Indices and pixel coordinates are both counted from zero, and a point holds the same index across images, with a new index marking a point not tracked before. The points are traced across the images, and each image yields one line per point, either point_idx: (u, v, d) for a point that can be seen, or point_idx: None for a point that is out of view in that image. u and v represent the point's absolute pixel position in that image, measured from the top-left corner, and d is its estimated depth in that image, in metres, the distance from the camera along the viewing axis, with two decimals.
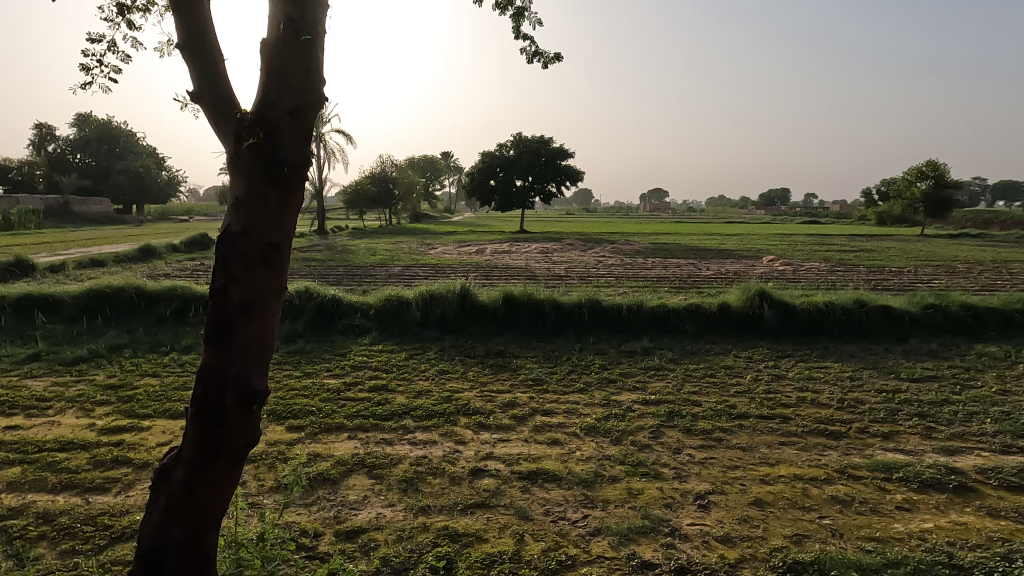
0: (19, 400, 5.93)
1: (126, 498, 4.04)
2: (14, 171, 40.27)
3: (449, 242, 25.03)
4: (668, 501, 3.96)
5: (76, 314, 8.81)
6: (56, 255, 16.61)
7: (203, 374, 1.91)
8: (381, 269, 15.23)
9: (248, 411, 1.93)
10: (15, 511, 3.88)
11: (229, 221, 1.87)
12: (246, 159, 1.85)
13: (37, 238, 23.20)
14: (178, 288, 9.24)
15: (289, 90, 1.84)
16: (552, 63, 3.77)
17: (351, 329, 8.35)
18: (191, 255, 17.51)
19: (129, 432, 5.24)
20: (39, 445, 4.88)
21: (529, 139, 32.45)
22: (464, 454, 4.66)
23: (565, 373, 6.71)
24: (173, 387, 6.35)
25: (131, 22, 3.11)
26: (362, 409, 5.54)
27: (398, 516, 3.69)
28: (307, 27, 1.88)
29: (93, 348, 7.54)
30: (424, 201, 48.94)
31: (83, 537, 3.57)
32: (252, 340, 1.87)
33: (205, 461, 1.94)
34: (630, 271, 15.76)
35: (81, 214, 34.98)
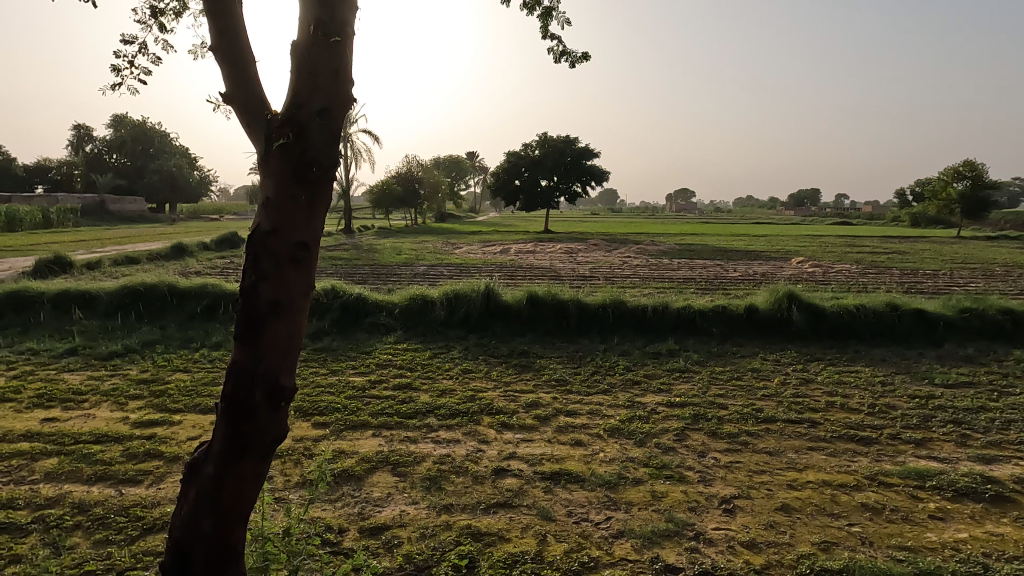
0: (56, 393, 6.11)
1: (157, 491, 4.14)
2: (53, 170, 42.18)
3: (474, 242, 25.18)
4: (693, 504, 3.92)
5: (111, 310, 9.05)
6: (93, 252, 17.14)
7: (232, 371, 1.95)
8: (406, 268, 15.34)
9: (278, 407, 1.96)
10: (52, 500, 4.00)
11: (259, 221, 1.91)
12: (276, 159, 1.87)
13: (74, 235, 24.01)
14: (209, 285, 9.44)
15: (318, 91, 1.86)
16: (579, 63, 3.72)
17: (376, 327, 8.45)
18: (223, 253, 17.86)
19: (161, 426, 5.36)
20: (75, 438, 5.01)
21: (554, 139, 32.38)
22: (487, 453, 4.67)
23: (589, 374, 6.68)
24: (203, 382, 6.48)
25: (163, 25, 3.18)
26: (387, 407, 5.59)
27: (422, 514, 3.72)
28: (336, 29, 1.89)
29: (127, 344, 7.73)
30: (450, 200, 49.28)
31: (116, 527, 3.66)
32: (280, 338, 1.90)
33: (233, 456, 1.97)
34: (655, 271, 15.69)
35: (116, 213, 36.04)
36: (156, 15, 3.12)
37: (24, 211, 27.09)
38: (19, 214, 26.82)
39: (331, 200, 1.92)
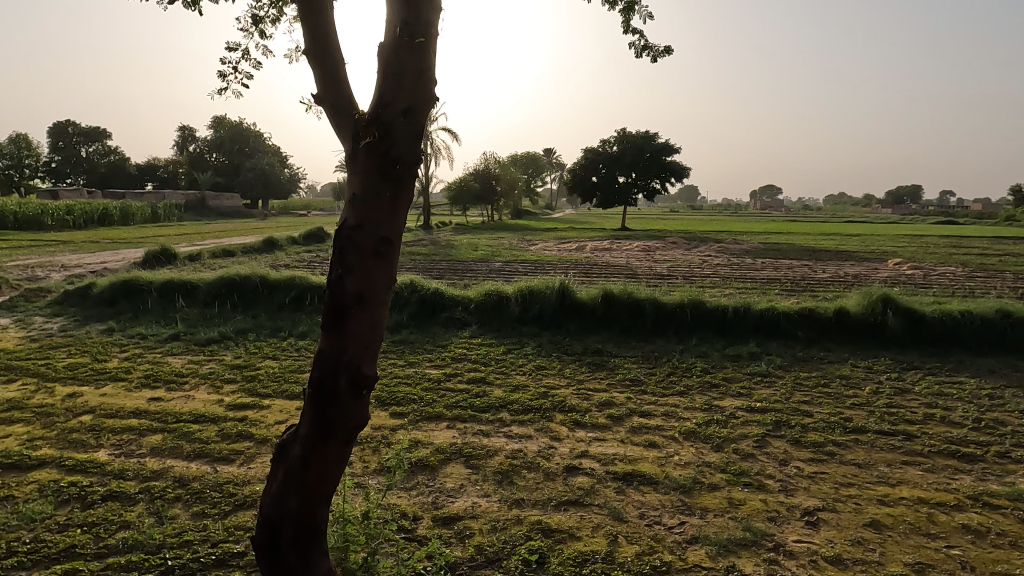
0: (161, 375, 6.62)
1: (248, 470, 4.41)
2: (162, 169, 45.63)
3: (549, 238, 25.18)
4: (773, 514, 3.77)
5: (209, 299, 9.69)
6: (195, 245, 18.42)
7: (318, 358, 2.04)
8: (483, 264, 15.55)
9: (360, 394, 2.03)
10: (156, 473, 4.34)
11: (346, 216, 1.99)
12: (362, 156, 1.94)
13: (179, 229, 25.90)
14: (297, 277, 9.92)
15: (403, 91, 1.91)
16: (661, 57, 3.63)
17: (452, 322, 8.63)
18: (310, 248, 18.72)
19: (251, 409, 5.70)
20: (176, 417, 5.42)
21: (634, 134, 31.82)
22: (559, 450, 4.67)
23: (664, 375, 6.54)
24: (290, 370, 6.84)
25: (263, 32, 3.36)
26: (461, 400, 5.70)
27: (494, 507, 3.77)
28: (421, 30, 1.94)
29: (223, 331, 8.27)
30: (527, 197, 49.45)
31: (211, 502, 3.93)
32: (364, 328, 1.97)
33: (318, 439, 2.05)
34: (737, 271, 15.13)
35: (216, 208, 38.55)
36: (257, 22, 3.31)
37: (135, 206, 29.47)
38: (132, 209, 29.20)
39: (413, 196, 1.97)
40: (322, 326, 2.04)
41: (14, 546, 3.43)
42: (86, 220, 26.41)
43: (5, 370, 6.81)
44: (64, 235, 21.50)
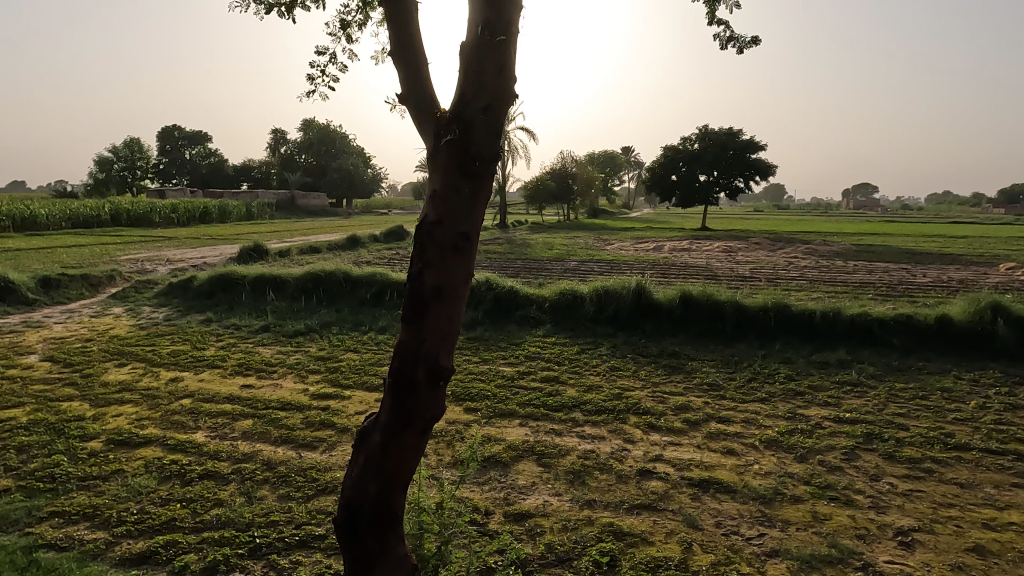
0: (253, 364, 7.04)
1: (329, 457, 4.61)
2: (256, 170, 48.40)
3: (625, 238, 24.82)
4: (862, 532, 3.55)
5: (297, 293, 10.20)
6: (285, 241, 19.44)
7: (398, 349, 2.10)
8: (558, 263, 15.52)
9: (438, 385, 2.08)
10: (247, 455, 4.63)
11: (427, 212, 2.03)
12: (444, 154, 1.99)
13: (270, 227, 27.38)
14: (378, 273, 10.26)
15: (483, 89, 1.94)
16: (747, 48, 3.48)
17: (526, 320, 8.67)
18: (390, 245, 19.31)
19: (334, 399, 5.96)
20: (265, 403, 5.74)
21: (716, 132, 30.83)
22: (633, 453, 4.60)
23: (745, 381, 6.30)
24: (370, 362, 7.09)
25: (349, 36, 3.50)
26: (534, 398, 5.72)
27: (565, 506, 3.76)
28: (503, 28, 1.96)
29: (309, 324, 8.68)
30: (603, 197, 48.92)
31: (296, 485, 4.14)
32: (442, 321, 2.01)
33: (397, 428, 2.11)
34: (826, 274, 14.36)
35: (304, 207, 40.48)
36: (347, 27, 3.45)
37: (232, 205, 31.44)
38: (229, 208, 31.14)
39: (492, 192, 1.99)
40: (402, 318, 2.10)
41: (123, 516, 3.75)
42: (189, 217, 28.43)
43: (118, 354, 7.45)
44: (170, 232, 23.24)
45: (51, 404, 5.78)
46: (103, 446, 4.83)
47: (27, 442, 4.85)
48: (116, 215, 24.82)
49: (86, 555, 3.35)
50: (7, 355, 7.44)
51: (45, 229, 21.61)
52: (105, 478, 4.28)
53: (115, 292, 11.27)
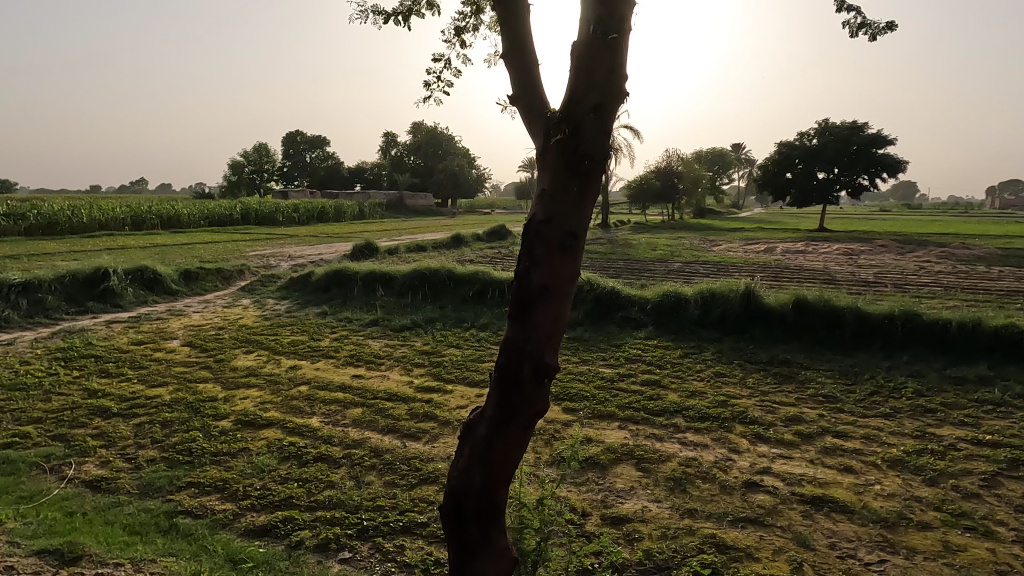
0: (363, 355, 7.42)
1: (432, 448, 4.78)
2: (369, 172, 50.94)
3: (734, 239, 23.77)
4: (1003, 568, 3.19)
5: (404, 289, 10.63)
6: (394, 240, 20.33)
7: (505, 346, 2.13)
8: (661, 264, 15.14)
9: (543, 381, 2.08)
10: (357, 442, 4.89)
11: (535, 212, 2.05)
12: (553, 153, 2.00)
13: (381, 226, 28.74)
14: (480, 272, 10.47)
15: (594, 88, 1.93)
16: (883, 34, 3.14)
17: (627, 322, 8.53)
18: (493, 244, 19.66)
19: (437, 392, 6.16)
20: (374, 394, 6.04)
21: (837, 126, 28.78)
22: (738, 463, 4.40)
23: (866, 394, 5.84)
24: (472, 358, 7.27)
25: (463, 41, 3.59)
26: (634, 401, 5.62)
27: (664, 513, 3.67)
28: (615, 26, 1.94)
29: (415, 319, 9.02)
30: (711, 196, 47.08)
31: (400, 473, 4.33)
32: (548, 318, 2.02)
33: (501, 422, 2.14)
34: (965, 280, 13.00)
35: (412, 207, 42.13)
36: (459, 33, 3.55)
37: (347, 205, 33.29)
38: (344, 208, 33.00)
39: (600, 191, 1.97)
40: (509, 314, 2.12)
41: (248, 490, 4.09)
42: (308, 217, 30.44)
43: (246, 342, 8.12)
44: (292, 230, 25.00)
45: (190, 385, 6.40)
46: (232, 425, 5.28)
47: (170, 418, 5.41)
48: (246, 215, 27.04)
49: (217, 523, 3.68)
50: (155, 339, 8.32)
51: (187, 227, 23.95)
52: (233, 455, 4.68)
53: (244, 285, 12.29)
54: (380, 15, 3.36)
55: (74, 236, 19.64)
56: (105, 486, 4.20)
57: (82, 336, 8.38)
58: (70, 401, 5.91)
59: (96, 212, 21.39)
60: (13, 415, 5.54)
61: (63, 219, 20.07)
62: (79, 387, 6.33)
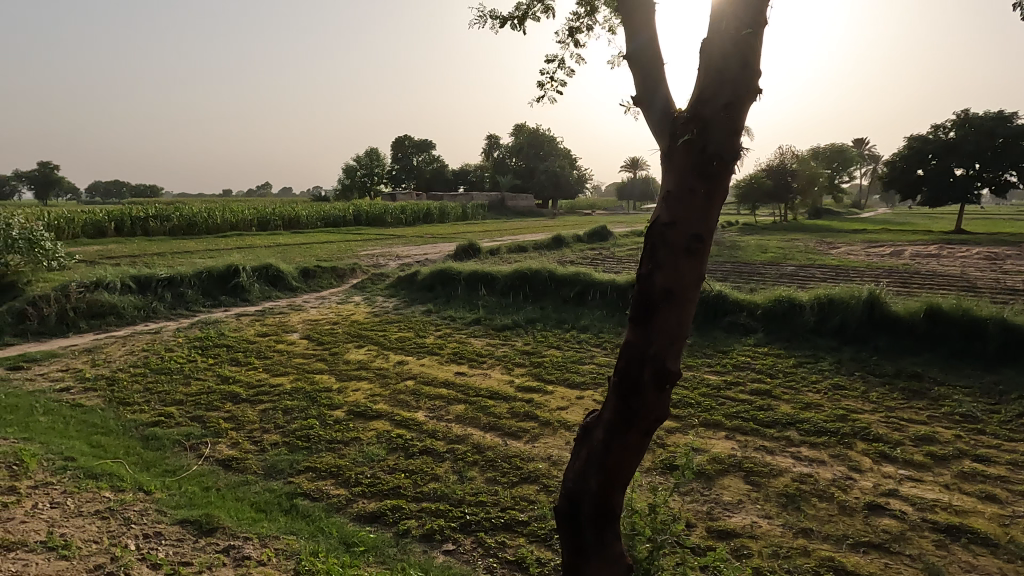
0: (466, 353, 7.61)
1: (532, 448, 4.81)
2: (472, 174, 52.14)
3: (855, 241, 22.10)
4: None
5: (505, 289, 10.78)
6: (495, 241, 20.67)
7: (625, 349, 2.07)
8: (772, 268, 14.35)
9: (664, 388, 2.00)
10: (460, 437, 5.02)
11: (659, 214, 1.99)
12: (680, 154, 1.94)
13: (483, 227, 29.28)
14: (581, 273, 10.41)
15: (725, 85, 1.86)
16: None
17: (735, 328, 8.17)
18: (594, 246, 19.48)
19: (537, 392, 6.20)
20: (476, 391, 6.18)
21: (980, 117, 26.01)
22: (859, 483, 4.09)
23: (1013, 415, 5.23)
24: (572, 360, 7.25)
25: (578, 41, 3.56)
26: (742, 410, 5.37)
27: (776, 531, 3.48)
28: (749, 21, 1.86)
29: (516, 319, 9.13)
30: (829, 195, 44.07)
31: (502, 471, 4.39)
32: (672, 323, 1.94)
33: (620, 427, 2.07)
34: None
35: (513, 208, 42.67)
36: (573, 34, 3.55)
37: (451, 206, 34.26)
38: (448, 209, 33.96)
39: (730, 192, 1.89)
40: (630, 318, 2.07)
41: (359, 477, 4.32)
42: (414, 218, 31.63)
43: (358, 337, 8.56)
44: (399, 231, 26.06)
45: (308, 375, 6.84)
46: (345, 415, 5.59)
47: (291, 405, 5.82)
48: (357, 216, 28.53)
49: (332, 507, 3.91)
50: (277, 332, 8.97)
51: (305, 228, 25.63)
52: (346, 443, 4.95)
53: (355, 283, 12.96)
54: (495, 20, 3.43)
55: (208, 236, 21.58)
56: (235, 465, 4.58)
57: (216, 327, 9.19)
58: (206, 386, 6.50)
59: (227, 213, 23.38)
60: (159, 396, 6.17)
61: (199, 221, 22.13)
62: (213, 374, 6.94)
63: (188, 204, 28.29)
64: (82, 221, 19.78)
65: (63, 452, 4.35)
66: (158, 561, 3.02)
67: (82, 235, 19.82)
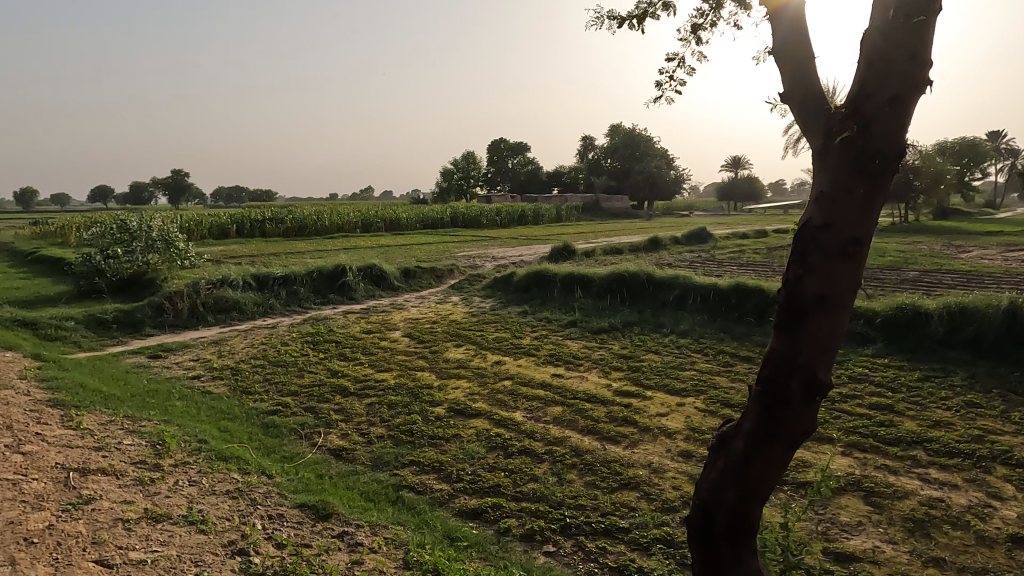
0: (562, 355, 7.61)
1: (632, 453, 4.73)
2: (566, 176, 52.09)
3: (989, 245, 20.05)
4: None
5: (602, 291, 10.67)
6: (590, 242, 20.54)
7: (768, 358, 1.81)
8: (892, 273, 13.30)
9: (813, 403, 1.72)
10: (558, 439, 5.02)
11: (811, 214, 1.75)
12: (836, 151, 1.71)
13: (577, 228, 29.13)
14: (681, 276, 10.11)
15: (892, 76, 1.63)
16: None
17: (851, 336, 7.65)
18: (692, 248, 18.88)
19: (636, 397, 6.09)
20: (573, 394, 6.16)
21: None
22: (1000, 512, 3.70)
23: None
24: (672, 365, 7.06)
25: (699, 39, 3.45)
26: (860, 425, 5.01)
27: (901, 558, 3.22)
28: (922, 7, 1.63)
29: (613, 322, 9.01)
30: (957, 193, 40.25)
31: (601, 475, 4.34)
32: (825, 331, 1.67)
33: (760, 445, 1.79)
34: None
35: (607, 210, 42.21)
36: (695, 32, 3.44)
37: (545, 207, 34.39)
38: (542, 211, 34.09)
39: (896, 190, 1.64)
40: (774, 325, 1.82)
41: (461, 474, 4.42)
42: (509, 219, 32.04)
43: (456, 336, 8.77)
44: (494, 232, 26.51)
45: (410, 372, 7.09)
46: (446, 412, 5.75)
47: (395, 400, 6.05)
48: (454, 217, 29.29)
49: (435, 501, 4.03)
50: (381, 329, 9.37)
51: (405, 229, 26.65)
52: (447, 439, 5.08)
53: (453, 283, 13.30)
54: (613, 20, 3.39)
55: (318, 237, 22.93)
56: (345, 455, 4.83)
57: (325, 324, 9.73)
58: (318, 379, 6.90)
59: (334, 216, 24.75)
60: (277, 387, 6.62)
61: (310, 223, 23.57)
62: (324, 368, 7.36)
63: (300, 207, 30.21)
64: (209, 223, 21.64)
65: (197, 435, 4.76)
66: (282, 541, 3.24)
67: (208, 237, 21.67)
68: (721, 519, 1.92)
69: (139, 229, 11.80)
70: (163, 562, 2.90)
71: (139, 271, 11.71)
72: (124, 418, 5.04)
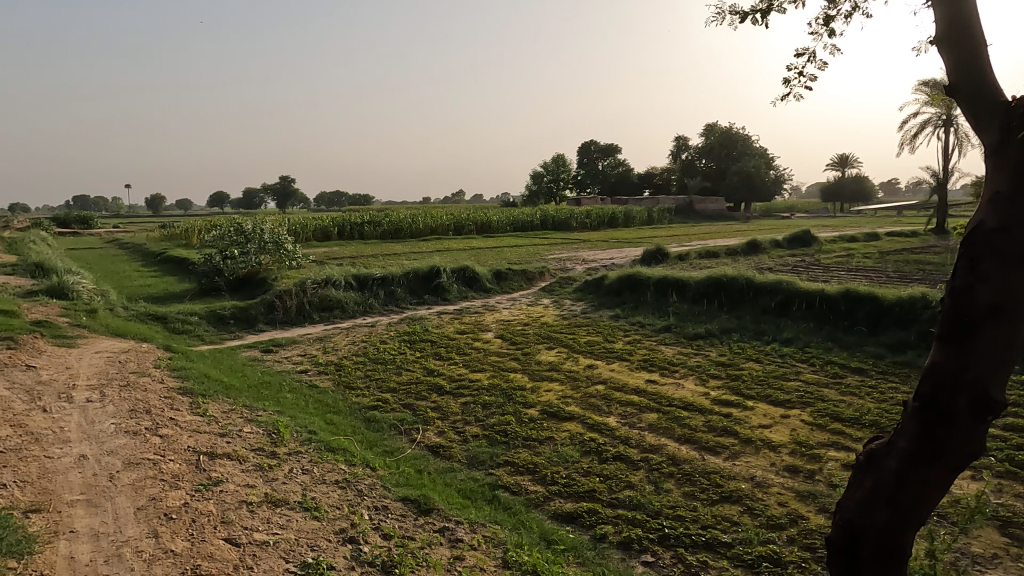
0: (657, 361, 7.43)
1: (733, 465, 4.54)
2: (658, 177, 50.93)
3: None
4: None
5: (698, 296, 10.35)
6: (683, 246, 19.95)
7: (928, 372, 1.70)
8: None
9: (982, 423, 1.58)
10: (654, 447, 4.91)
11: (984, 219, 1.61)
12: (1017, 150, 1.55)
13: (669, 231, 28.40)
14: (784, 281, 9.61)
15: None
16: None
17: None
18: (794, 251, 17.90)
19: (736, 407, 5.84)
20: (669, 401, 6.00)
21: None
22: None
23: None
24: (775, 375, 6.72)
25: (832, 30, 3.51)
26: (994, 448, 4.56)
27: None
28: None
29: (710, 328, 8.71)
30: None
31: (700, 486, 4.20)
32: (1000, 345, 1.54)
33: (914, 464, 1.67)
34: None
35: (701, 212, 40.87)
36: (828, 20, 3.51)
37: (636, 210, 33.78)
38: (633, 213, 33.50)
39: None
40: (936, 337, 1.71)
41: (555, 476, 4.42)
42: (599, 222, 31.76)
43: (548, 338, 8.79)
44: (584, 235, 26.37)
45: (503, 373, 7.17)
46: (540, 414, 5.77)
47: (489, 401, 6.14)
48: (544, 220, 29.39)
49: (530, 502, 4.05)
50: (474, 330, 9.55)
51: (495, 232, 27.03)
52: (541, 441, 5.10)
53: (544, 286, 13.34)
54: (736, 17, 3.47)
55: (412, 240, 23.73)
56: (442, 452, 4.95)
57: (421, 324, 10.04)
58: (415, 377, 7.13)
59: (428, 219, 25.51)
60: (377, 383, 6.90)
61: (405, 226, 24.42)
62: (421, 366, 7.59)
63: (396, 210, 31.40)
64: (313, 227, 22.96)
65: (307, 426, 5.05)
66: (388, 532, 3.37)
67: (313, 239, 22.96)
68: (866, 543, 1.79)
69: (253, 232, 12.68)
70: (283, 544, 3.10)
71: (253, 270, 12.58)
72: (242, 407, 5.43)
